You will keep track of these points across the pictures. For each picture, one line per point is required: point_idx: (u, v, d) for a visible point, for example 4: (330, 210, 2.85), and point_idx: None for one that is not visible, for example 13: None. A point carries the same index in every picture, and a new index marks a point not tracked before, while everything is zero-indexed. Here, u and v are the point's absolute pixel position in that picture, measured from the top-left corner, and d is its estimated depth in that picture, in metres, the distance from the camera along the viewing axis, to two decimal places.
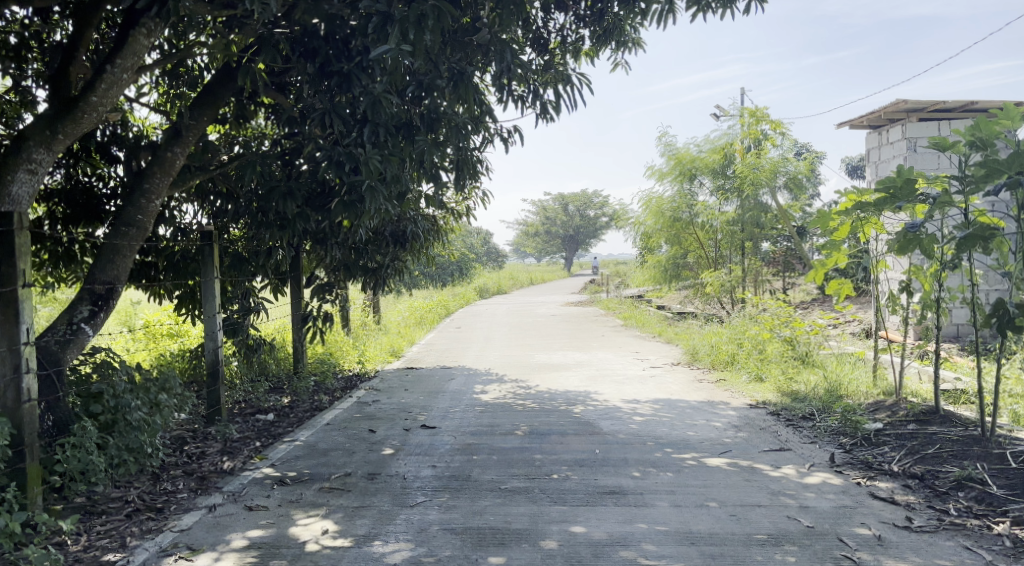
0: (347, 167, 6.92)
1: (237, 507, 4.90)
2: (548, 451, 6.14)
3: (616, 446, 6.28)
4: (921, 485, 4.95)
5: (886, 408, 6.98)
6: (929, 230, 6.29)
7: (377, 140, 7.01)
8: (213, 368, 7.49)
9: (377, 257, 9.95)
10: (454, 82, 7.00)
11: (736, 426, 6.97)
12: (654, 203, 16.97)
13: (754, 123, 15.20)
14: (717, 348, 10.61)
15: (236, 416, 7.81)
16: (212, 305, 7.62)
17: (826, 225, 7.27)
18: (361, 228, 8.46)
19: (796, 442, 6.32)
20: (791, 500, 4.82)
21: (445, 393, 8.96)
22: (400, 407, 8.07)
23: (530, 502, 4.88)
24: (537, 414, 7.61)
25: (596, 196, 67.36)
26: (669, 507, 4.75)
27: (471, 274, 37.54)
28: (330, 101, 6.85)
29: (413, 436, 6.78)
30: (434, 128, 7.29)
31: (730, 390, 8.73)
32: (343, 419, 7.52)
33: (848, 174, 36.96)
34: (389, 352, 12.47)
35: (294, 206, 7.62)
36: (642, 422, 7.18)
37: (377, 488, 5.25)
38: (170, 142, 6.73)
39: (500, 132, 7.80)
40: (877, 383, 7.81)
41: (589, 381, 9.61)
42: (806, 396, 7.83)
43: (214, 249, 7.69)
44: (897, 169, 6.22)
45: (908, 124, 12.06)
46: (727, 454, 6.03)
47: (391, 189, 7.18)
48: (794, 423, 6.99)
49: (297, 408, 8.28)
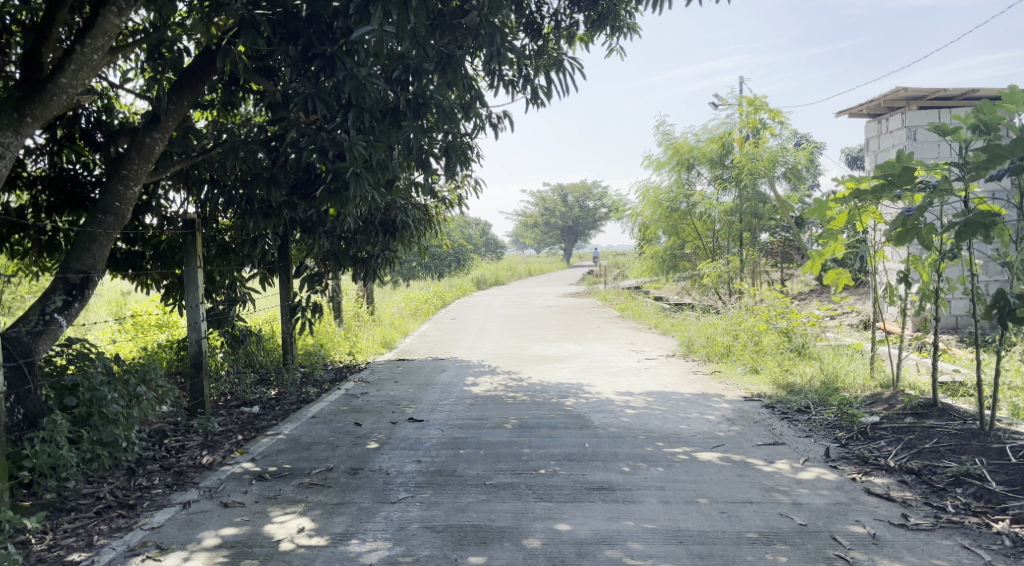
0: (332, 154, 6.74)
1: (212, 504, 4.74)
2: (536, 445, 5.99)
3: (606, 440, 6.13)
4: (918, 481, 4.80)
5: (883, 401, 6.85)
6: (928, 219, 6.06)
7: (363, 127, 6.87)
8: (196, 360, 7.35)
9: (367, 248, 9.75)
10: (443, 66, 6.89)
11: (729, 420, 6.83)
12: (652, 193, 16.79)
13: (752, 113, 15.01)
14: (712, 339, 10.41)
15: (220, 409, 7.69)
16: (195, 295, 7.46)
17: (823, 214, 7.12)
18: (349, 218, 8.30)
19: (791, 437, 6.17)
20: (784, 497, 4.67)
21: (435, 385, 8.80)
22: (388, 400, 7.91)
23: (515, 499, 4.72)
24: (527, 407, 7.46)
25: (594, 188, 67.12)
26: (658, 503, 4.60)
27: (469, 264, 37.46)
28: (314, 85, 6.65)
29: (400, 430, 6.62)
30: (422, 114, 7.10)
31: (725, 382, 8.58)
32: (330, 412, 7.38)
33: (848, 165, 36.75)
34: (381, 342, 12.32)
35: (278, 193, 7.45)
36: (634, 415, 7.03)
37: (358, 484, 5.10)
38: (150, 127, 6.55)
39: (490, 118, 7.63)
40: (874, 375, 7.69)
41: (582, 373, 9.47)
42: (802, 388, 7.70)
43: (197, 238, 7.52)
44: (896, 155, 5.99)
45: (908, 112, 11.87)
46: (720, 448, 5.88)
47: (377, 176, 7.02)
48: (789, 416, 6.85)
49: (284, 401, 8.15)
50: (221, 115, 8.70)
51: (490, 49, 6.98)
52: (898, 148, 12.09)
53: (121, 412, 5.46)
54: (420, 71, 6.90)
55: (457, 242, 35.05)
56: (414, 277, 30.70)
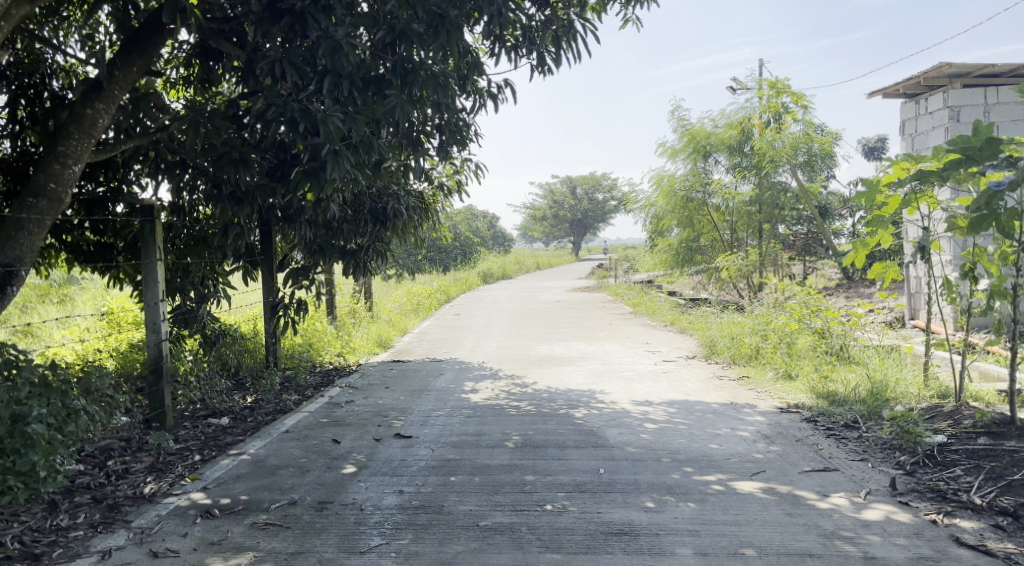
0: (303, 127, 5.77)
1: (138, 553, 3.83)
2: (542, 471, 5.06)
3: (625, 465, 5.19)
4: (1018, 527, 3.88)
5: (946, 415, 5.90)
6: (1012, 204, 5.07)
7: (342, 97, 5.94)
8: (155, 365, 6.47)
9: (355, 239, 8.79)
10: (434, 28, 5.91)
11: (766, 437, 5.89)
12: (666, 182, 15.72)
13: (774, 96, 14.03)
14: (739, 340, 9.42)
15: (185, 420, 6.81)
16: (154, 291, 6.57)
17: (872, 200, 6.30)
18: (332, 205, 7.36)
19: (843, 460, 5.23)
20: (851, 548, 3.74)
21: (431, 391, 7.88)
22: (374, 411, 6.99)
23: (515, 548, 3.80)
24: (533, 420, 6.52)
25: (604, 179, 66.02)
26: (693, 557, 3.67)
27: (476, 258, 36.53)
28: (285, 48, 5.70)
29: (383, 449, 5.69)
30: (410, 82, 6.08)
31: (755, 390, 7.65)
32: (306, 426, 6.46)
33: (866, 157, 35.74)
34: (376, 342, 11.43)
35: (249, 175, 6.52)
36: (655, 431, 6.08)
37: (325, 524, 4.19)
38: (92, 96, 5.56)
39: (490, 90, 6.74)
40: (928, 383, 6.74)
41: (595, 378, 8.52)
42: (846, 399, 6.74)
43: (157, 227, 6.60)
44: (974, 125, 5.04)
45: (950, 91, 10.85)
46: (761, 476, 4.94)
47: (359, 156, 6.15)
48: (837, 433, 5.90)
49: (258, 410, 7.26)
50: (200, 94, 7.79)
51: (490, 10, 6.14)
52: (940, 131, 11.04)
53: (44, 434, 4.54)
54: (407, 34, 5.89)
55: (462, 235, 34.09)
56: (418, 270, 29.74)
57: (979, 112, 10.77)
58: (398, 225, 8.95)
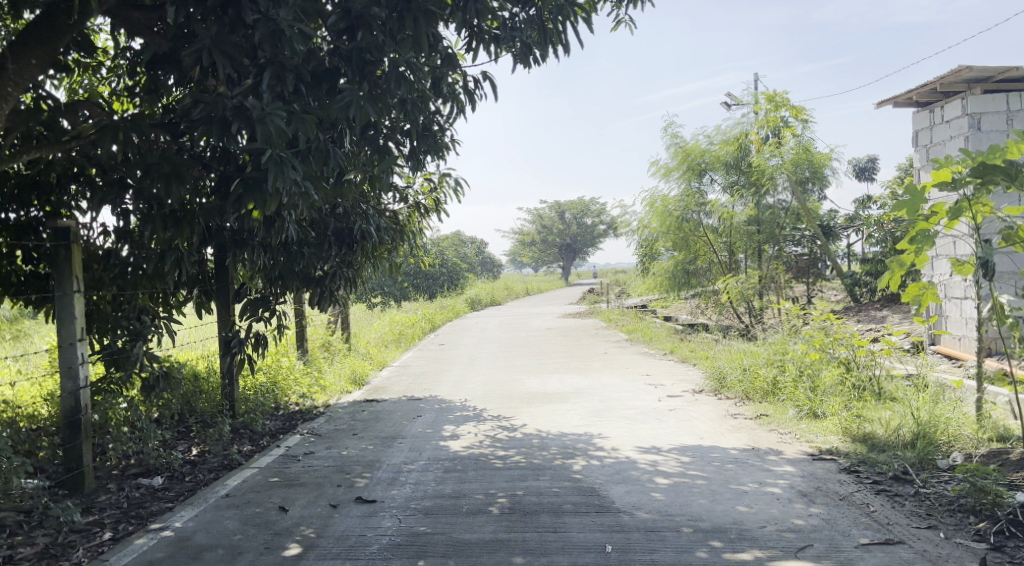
0: (239, 130, 4.77)
1: None
2: (534, 550, 4.03)
3: (637, 538, 4.17)
4: None
5: (1017, 462, 4.91)
6: None
7: (286, 94, 4.97)
8: (70, 419, 5.42)
9: (320, 263, 7.78)
10: (398, 12, 4.93)
11: (803, 494, 4.89)
12: (660, 203, 14.68)
13: (772, 110, 13.20)
14: (751, 373, 8.45)
15: (110, 481, 5.74)
16: (71, 330, 5.51)
17: (916, 210, 5.26)
18: (288, 224, 6.37)
19: (904, 527, 4.24)
20: None
21: (404, 439, 6.82)
22: (337, 466, 5.93)
23: None
24: (522, 475, 5.49)
25: (592, 205, 65.23)
26: None
27: (461, 284, 35.51)
28: (216, 34, 4.73)
29: (339, 520, 4.64)
30: (370, 76, 5.09)
31: (778, 432, 6.64)
32: (251, 489, 5.40)
33: (856, 176, 35.12)
34: (349, 379, 10.36)
35: (183, 191, 5.52)
36: (669, 489, 5.05)
37: None
38: None
39: (467, 87, 5.78)
40: (983, 424, 5.75)
41: (592, 418, 7.49)
42: (887, 444, 5.76)
43: (75, 253, 5.57)
44: None
45: (970, 98, 9.96)
46: (809, 551, 3.94)
47: (312, 166, 5.17)
48: (888, 489, 4.90)
49: (201, 467, 6.20)
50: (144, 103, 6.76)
51: None
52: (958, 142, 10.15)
53: None
54: (366, 18, 4.96)
55: (448, 262, 33.02)
56: (401, 298, 28.67)
57: (1002, 120, 9.88)
58: (368, 247, 7.94)
